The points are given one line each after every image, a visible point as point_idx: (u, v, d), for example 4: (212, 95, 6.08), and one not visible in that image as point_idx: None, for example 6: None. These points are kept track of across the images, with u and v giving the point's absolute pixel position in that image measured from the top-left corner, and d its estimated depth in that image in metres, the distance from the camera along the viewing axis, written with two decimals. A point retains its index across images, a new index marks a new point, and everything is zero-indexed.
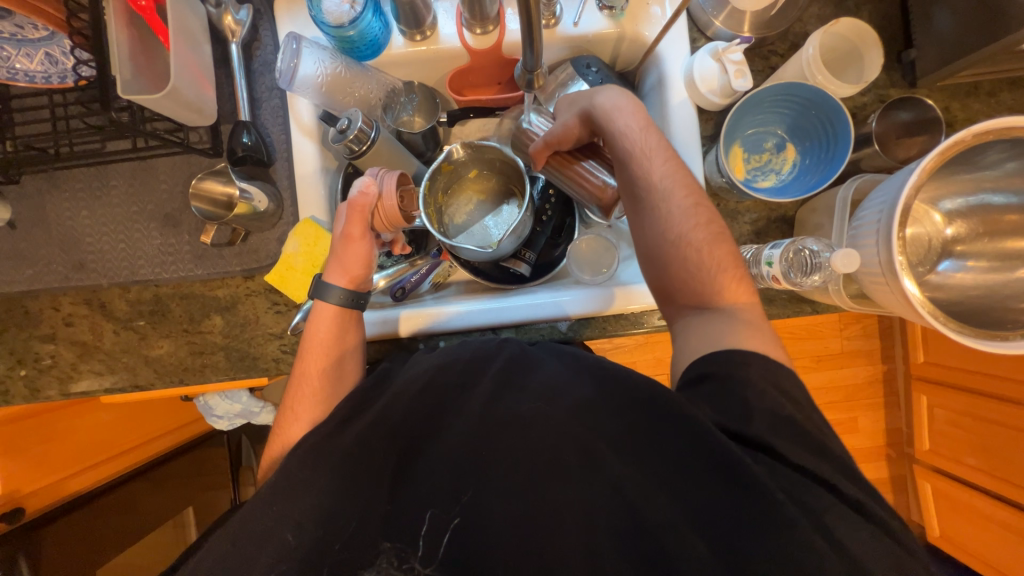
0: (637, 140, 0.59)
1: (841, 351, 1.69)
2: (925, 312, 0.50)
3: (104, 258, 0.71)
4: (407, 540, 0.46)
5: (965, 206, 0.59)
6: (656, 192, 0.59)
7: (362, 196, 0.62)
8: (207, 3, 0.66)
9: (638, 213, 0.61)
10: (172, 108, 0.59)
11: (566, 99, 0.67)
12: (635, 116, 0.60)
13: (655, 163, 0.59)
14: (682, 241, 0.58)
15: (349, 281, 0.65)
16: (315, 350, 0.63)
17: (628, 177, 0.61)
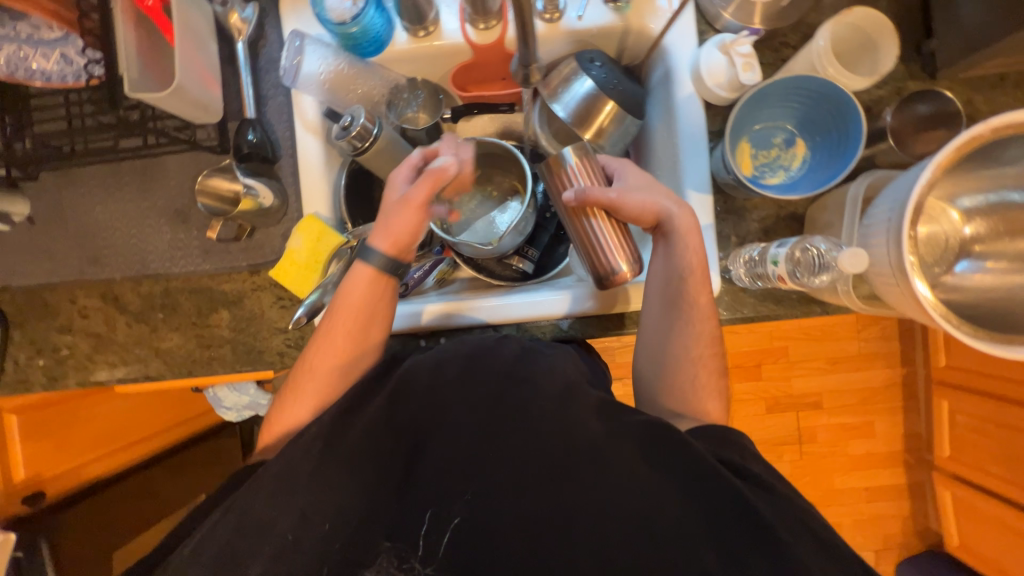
0: (697, 261, 0.65)
1: (858, 353, 1.64)
2: (937, 316, 0.48)
3: (117, 252, 0.73)
4: (408, 540, 0.50)
5: (985, 204, 0.56)
6: (694, 311, 0.66)
7: (442, 169, 0.65)
8: (215, 3, 0.67)
9: (666, 311, 0.67)
10: (180, 107, 0.59)
11: (639, 172, 0.68)
12: (700, 242, 0.65)
13: (700, 295, 0.66)
14: (692, 360, 0.67)
15: (394, 247, 0.66)
16: (347, 315, 0.65)
17: (674, 287, 0.66)
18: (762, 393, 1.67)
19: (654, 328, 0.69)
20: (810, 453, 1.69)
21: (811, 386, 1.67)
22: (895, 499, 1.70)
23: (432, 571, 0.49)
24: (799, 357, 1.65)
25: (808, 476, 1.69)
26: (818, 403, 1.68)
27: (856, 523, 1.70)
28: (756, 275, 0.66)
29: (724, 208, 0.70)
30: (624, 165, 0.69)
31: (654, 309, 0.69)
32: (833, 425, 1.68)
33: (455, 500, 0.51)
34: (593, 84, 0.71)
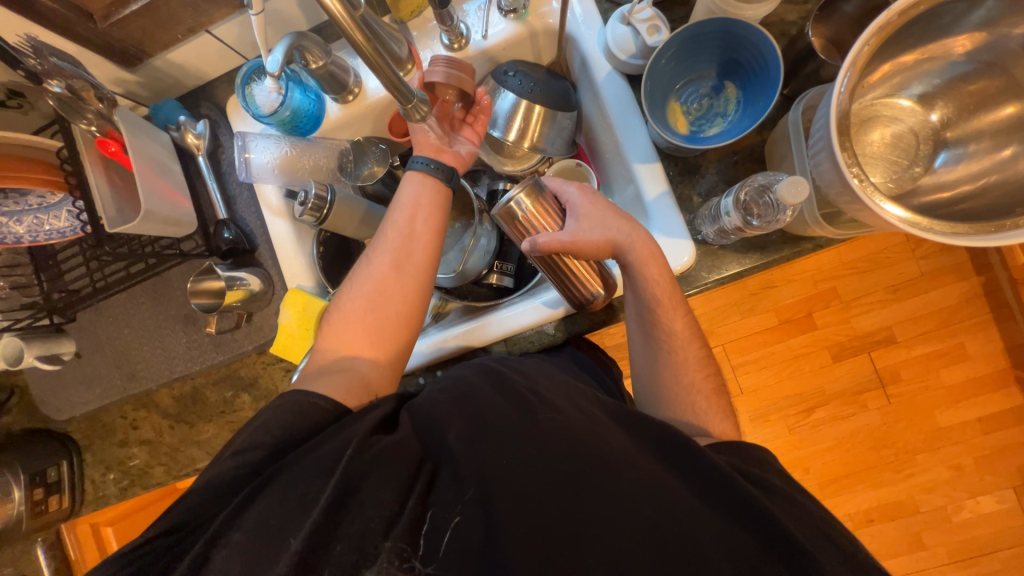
0: (663, 292, 0.63)
1: (919, 273, 1.48)
2: (903, 224, 0.44)
3: (147, 364, 0.83)
4: (410, 540, 0.49)
5: (936, 86, 0.54)
6: (672, 338, 0.65)
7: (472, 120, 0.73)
8: (170, 130, 0.76)
9: (646, 341, 0.67)
10: (154, 228, 0.68)
11: (595, 203, 0.66)
12: (662, 269, 0.62)
13: (675, 321, 0.64)
14: (683, 391, 0.64)
15: (436, 185, 0.69)
16: (391, 245, 0.67)
17: (649, 318, 0.65)
18: (821, 342, 1.52)
19: (641, 359, 0.69)
20: (897, 395, 1.51)
21: (876, 322, 1.51)
22: (1014, 423, 1.48)
23: (433, 570, 0.49)
24: (853, 294, 1.51)
25: (905, 420, 1.51)
26: (890, 339, 1.51)
27: (979, 461, 1.48)
28: (721, 231, 0.62)
29: (677, 170, 0.68)
30: (576, 198, 0.67)
31: (636, 339, 0.69)
32: (914, 358, 1.50)
33: (455, 500, 0.52)
34: (514, 95, 0.72)
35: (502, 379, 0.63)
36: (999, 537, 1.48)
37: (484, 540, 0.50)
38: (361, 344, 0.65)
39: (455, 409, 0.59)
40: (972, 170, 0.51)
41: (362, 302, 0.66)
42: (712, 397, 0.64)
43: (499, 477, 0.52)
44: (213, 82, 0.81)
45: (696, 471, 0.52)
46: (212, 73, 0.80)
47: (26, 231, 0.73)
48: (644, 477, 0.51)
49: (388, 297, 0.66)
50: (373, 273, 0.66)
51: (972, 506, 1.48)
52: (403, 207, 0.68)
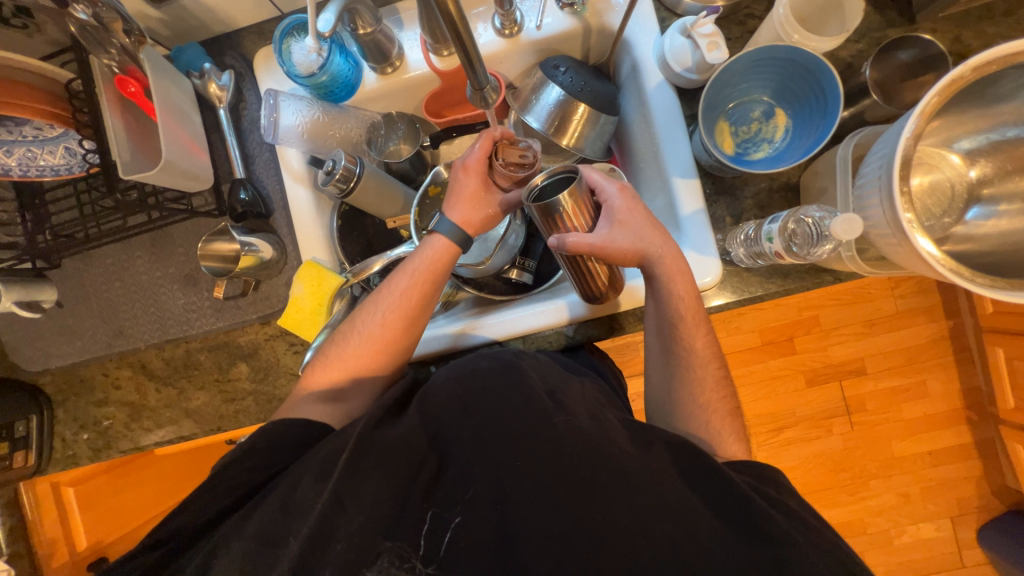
0: (687, 309, 0.64)
1: (896, 311, 1.56)
2: (943, 269, 0.46)
3: (138, 322, 0.78)
4: (408, 540, 0.50)
5: (986, 144, 0.54)
6: (692, 353, 0.67)
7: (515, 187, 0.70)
8: (192, 77, 0.72)
9: (665, 356, 0.69)
10: (170, 180, 0.65)
11: (635, 210, 0.64)
12: (689, 286, 0.63)
13: (696, 337, 0.66)
14: (697, 406, 0.66)
15: (453, 247, 0.69)
16: (403, 301, 0.67)
17: (672, 334, 0.66)
18: (798, 367, 1.59)
19: (658, 371, 0.71)
20: (861, 423, 1.59)
21: (850, 353, 1.58)
22: (961, 460, 1.57)
23: (433, 569, 0.49)
24: (832, 324, 1.58)
25: (864, 447, 1.59)
26: (861, 369, 1.59)
27: (925, 490, 1.58)
28: (755, 254, 0.64)
29: (715, 189, 0.69)
30: (617, 197, 0.64)
31: (655, 352, 0.71)
32: (881, 390, 1.59)
33: (455, 499, 0.52)
34: (560, 90, 0.71)
35: (522, 375, 0.61)
36: (934, 562, 1.58)
37: (503, 535, 0.50)
38: (363, 383, 0.68)
39: (469, 404, 0.58)
40: (1005, 224, 0.52)
41: (363, 357, 0.67)
42: (723, 414, 0.66)
43: (517, 477, 0.52)
44: (241, 31, 0.77)
45: (712, 487, 0.53)
46: (241, 21, 0.75)
47: (16, 164, 0.65)
48: (664, 488, 0.51)
49: (392, 350, 0.68)
50: (381, 323, 0.67)
51: (914, 532, 1.58)
52: (420, 264, 0.68)
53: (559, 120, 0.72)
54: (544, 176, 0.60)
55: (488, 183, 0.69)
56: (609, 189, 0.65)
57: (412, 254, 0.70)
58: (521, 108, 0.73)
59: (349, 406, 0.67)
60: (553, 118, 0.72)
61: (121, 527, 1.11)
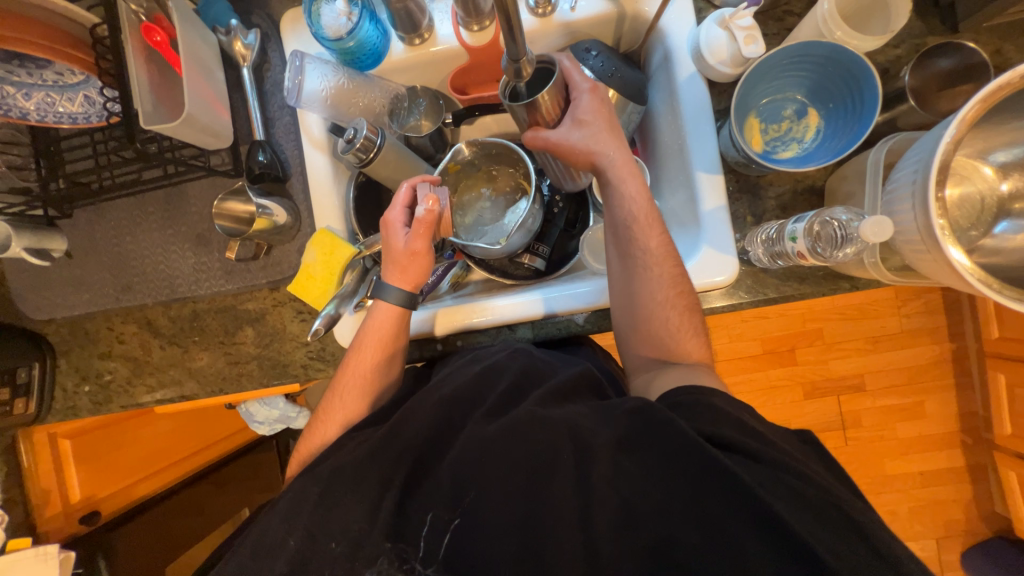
0: (639, 210, 0.64)
1: (899, 330, 1.55)
2: (974, 280, 0.45)
3: (146, 278, 0.77)
4: (409, 540, 0.48)
5: (1020, 157, 0.53)
6: (648, 255, 0.64)
7: (428, 214, 0.64)
8: (218, 32, 0.71)
9: (622, 265, 0.66)
10: (190, 134, 0.64)
11: (598, 112, 0.63)
12: (641, 186, 0.64)
13: (650, 234, 0.64)
14: (657, 305, 0.63)
15: (398, 312, 0.67)
16: (357, 376, 0.66)
17: (626, 237, 0.65)
18: (797, 378, 1.59)
19: (618, 285, 0.67)
20: (855, 438, 1.59)
21: (851, 368, 1.58)
22: (952, 483, 1.57)
23: (433, 571, 0.47)
24: (835, 338, 1.57)
25: (858, 462, 1.60)
26: (860, 385, 1.58)
27: (913, 509, 1.58)
28: (774, 254, 0.63)
29: (738, 187, 0.68)
30: (581, 96, 0.63)
31: (613, 261, 0.68)
32: (878, 407, 1.58)
33: (455, 500, 0.49)
34: (590, 73, 0.69)
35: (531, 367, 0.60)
36: None
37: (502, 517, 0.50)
38: None
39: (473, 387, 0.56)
40: None
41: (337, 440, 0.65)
42: None
43: None
44: None
45: None
46: None
47: (35, 108, 0.64)
48: None
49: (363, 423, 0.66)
50: (343, 402, 0.65)
51: None
52: (366, 337, 0.67)
53: None
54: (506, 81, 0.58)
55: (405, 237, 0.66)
56: (581, 81, 0.62)
57: (359, 329, 0.69)
58: None
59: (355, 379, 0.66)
60: None
61: (114, 483, 1.10)
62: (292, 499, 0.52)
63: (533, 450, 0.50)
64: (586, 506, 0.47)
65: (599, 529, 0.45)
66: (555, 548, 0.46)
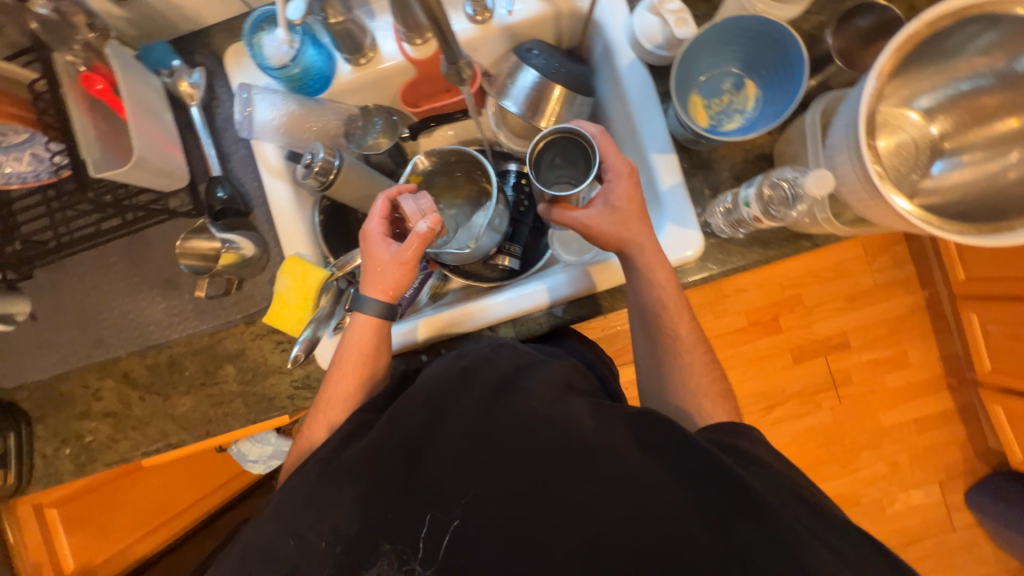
0: (669, 299, 0.64)
1: (873, 285, 1.60)
2: (917, 221, 0.48)
3: (119, 329, 0.76)
4: (405, 544, 0.48)
5: (944, 100, 0.57)
6: (676, 339, 0.67)
7: (425, 232, 0.65)
8: (161, 74, 0.71)
9: (651, 344, 0.68)
10: (144, 177, 0.64)
11: (631, 197, 0.63)
12: (669, 276, 0.64)
13: (680, 321, 0.66)
14: (687, 384, 0.66)
15: (377, 323, 0.67)
16: (336, 391, 0.66)
17: (655, 324, 0.66)
18: (785, 344, 1.62)
19: (646, 360, 0.70)
20: (848, 395, 1.63)
21: (834, 328, 1.62)
22: (945, 425, 1.62)
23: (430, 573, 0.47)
24: (815, 301, 1.61)
25: (854, 418, 1.63)
26: (845, 343, 1.62)
27: (913, 457, 1.62)
28: (735, 223, 0.65)
29: (691, 164, 0.70)
30: (614, 179, 0.63)
31: (638, 337, 0.70)
32: (865, 361, 1.62)
33: (450, 504, 0.49)
34: (535, 72, 0.71)
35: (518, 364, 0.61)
36: (929, 530, 1.60)
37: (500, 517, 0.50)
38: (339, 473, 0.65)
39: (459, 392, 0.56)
40: (972, 177, 0.56)
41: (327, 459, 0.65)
42: (713, 383, 0.64)
43: None
44: (209, 28, 0.76)
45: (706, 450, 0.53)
46: (209, 18, 0.74)
47: None
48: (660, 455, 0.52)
49: None
50: (328, 420, 0.65)
51: (904, 498, 1.61)
52: (347, 356, 0.66)
53: (537, 100, 0.73)
54: (551, 131, 0.62)
55: (388, 247, 0.66)
56: (613, 164, 0.63)
57: (340, 341, 0.68)
58: (497, 93, 0.74)
59: (343, 401, 0.65)
60: (531, 98, 0.73)
61: (113, 543, 1.09)
62: (272, 505, 0.51)
63: (522, 442, 0.50)
64: (579, 488, 0.47)
65: (596, 510, 0.46)
66: (556, 535, 0.46)
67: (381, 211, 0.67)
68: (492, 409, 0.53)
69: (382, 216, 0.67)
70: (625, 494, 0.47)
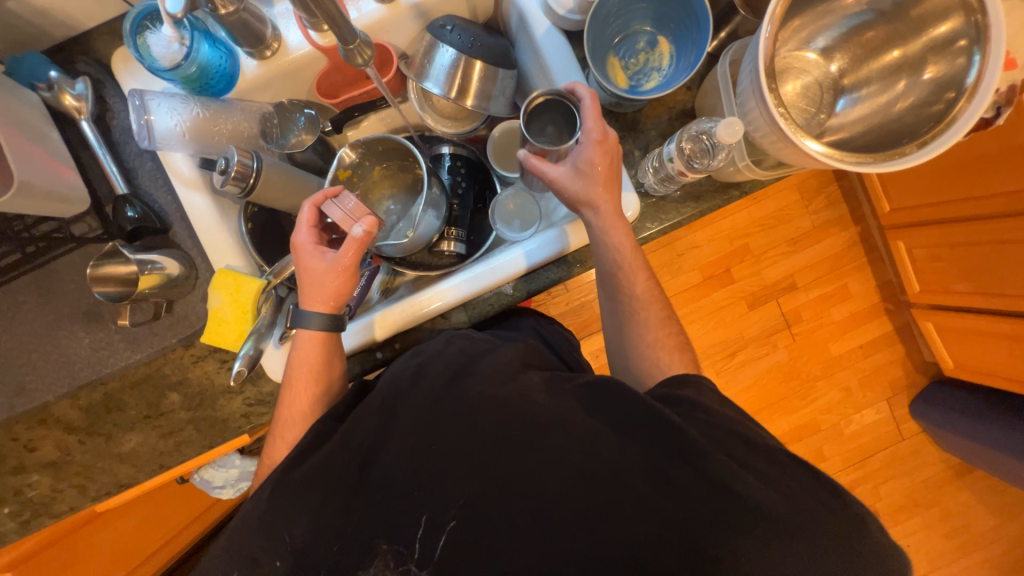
0: (624, 258, 0.63)
1: (811, 227, 1.69)
2: (823, 159, 0.50)
3: (36, 374, 0.69)
4: (375, 539, 0.48)
5: (838, 38, 0.61)
6: (633, 299, 0.65)
7: (356, 237, 0.61)
8: (39, 89, 0.64)
9: (611, 302, 0.68)
10: (33, 203, 0.58)
11: (600, 165, 0.60)
12: (627, 239, 0.62)
13: (637, 284, 0.64)
14: (646, 344, 0.65)
15: (322, 339, 0.65)
16: (292, 408, 0.63)
17: (612, 284, 0.66)
18: (738, 294, 1.70)
19: (609, 321, 0.69)
20: (801, 333, 1.73)
21: (782, 272, 1.70)
22: (887, 347, 1.75)
23: (404, 563, 0.47)
24: (762, 249, 1.69)
25: (807, 354, 1.74)
26: (793, 285, 1.71)
27: (862, 381, 1.75)
28: (664, 179, 0.66)
29: (618, 127, 0.71)
30: (584, 143, 0.59)
31: (601, 295, 0.69)
32: (812, 299, 1.72)
33: (416, 494, 0.49)
34: (453, 50, 0.69)
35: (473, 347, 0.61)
36: (883, 443, 1.74)
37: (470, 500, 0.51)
38: None
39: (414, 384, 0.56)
40: (870, 110, 0.60)
41: None
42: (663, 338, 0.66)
43: None
44: (89, 33, 0.69)
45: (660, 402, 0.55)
46: (86, 22, 0.68)
47: None
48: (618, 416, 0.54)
49: None
50: (286, 437, 0.62)
51: (858, 419, 1.75)
52: (298, 369, 0.64)
53: (460, 78, 0.70)
54: (541, 94, 0.61)
55: (321, 256, 0.63)
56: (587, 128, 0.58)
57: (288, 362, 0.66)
58: (416, 75, 0.71)
59: (299, 413, 0.63)
60: (452, 77, 0.70)
61: None
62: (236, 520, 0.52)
63: (481, 421, 0.50)
64: (539, 458, 0.48)
65: (558, 476, 0.47)
66: (523, 506, 0.47)
67: (307, 218, 0.64)
68: (449, 395, 0.53)
69: (312, 224, 0.64)
70: (585, 457, 0.48)
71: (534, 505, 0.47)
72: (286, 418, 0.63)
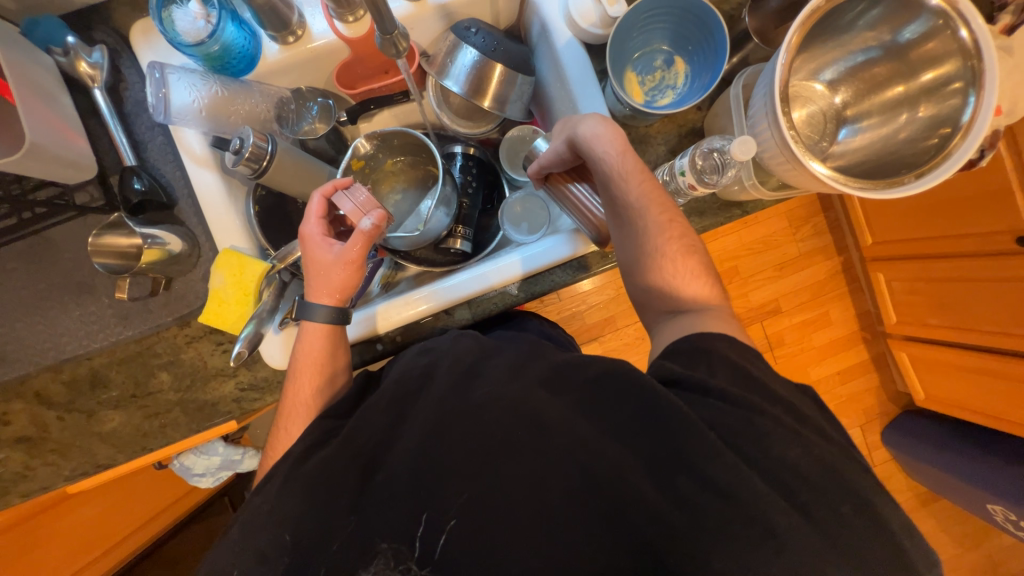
0: (615, 165, 0.58)
1: (797, 254, 1.75)
2: (831, 181, 0.53)
3: (20, 344, 0.66)
4: (373, 529, 0.48)
5: (842, 72, 0.65)
6: (633, 208, 0.59)
7: (368, 229, 0.61)
8: (54, 53, 0.63)
9: (612, 222, 0.62)
10: (42, 167, 0.57)
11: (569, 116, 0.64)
12: (615, 144, 0.58)
13: (633, 187, 0.58)
14: (649, 257, 0.59)
15: (329, 330, 0.64)
16: (296, 401, 0.62)
17: (609, 199, 0.61)
18: None
19: (613, 240, 0.63)
20: (782, 356, 1.78)
21: (768, 295, 1.76)
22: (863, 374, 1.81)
23: (401, 555, 0.47)
24: (750, 272, 1.74)
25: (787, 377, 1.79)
26: (777, 309, 1.77)
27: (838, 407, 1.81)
28: (674, 193, 0.69)
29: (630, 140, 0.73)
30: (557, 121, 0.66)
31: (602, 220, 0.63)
32: (795, 323, 1.77)
33: (418, 485, 0.49)
34: (475, 52, 0.70)
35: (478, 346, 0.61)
36: None
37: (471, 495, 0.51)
38: None
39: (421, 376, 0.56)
40: (869, 141, 0.64)
41: None
42: None
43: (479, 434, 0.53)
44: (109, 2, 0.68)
45: None
46: None
47: None
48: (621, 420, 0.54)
49: None
50: (288, 430, 0.61)
51: None
52: (304, 362, 0.63)
53: (479, 79, 0.72)
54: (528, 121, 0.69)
55: (329, 247, 0.63)
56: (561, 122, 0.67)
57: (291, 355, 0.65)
58: (437, 73, 0.72)
59: (298, 401, 0.62)
60: (473, 78, 0.72)
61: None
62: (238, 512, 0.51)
63: (487, 416, 0.51)
64: (544, 456, 0.49)
65: (562, 476, 0.48)
66: (526, 503, 0.47)
67: (319, 211, 0.64)
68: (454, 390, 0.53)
69: (320, 215, 0.64)
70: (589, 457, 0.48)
71: (537, 502, 0.47)
72: (287, 410, 0.62)
